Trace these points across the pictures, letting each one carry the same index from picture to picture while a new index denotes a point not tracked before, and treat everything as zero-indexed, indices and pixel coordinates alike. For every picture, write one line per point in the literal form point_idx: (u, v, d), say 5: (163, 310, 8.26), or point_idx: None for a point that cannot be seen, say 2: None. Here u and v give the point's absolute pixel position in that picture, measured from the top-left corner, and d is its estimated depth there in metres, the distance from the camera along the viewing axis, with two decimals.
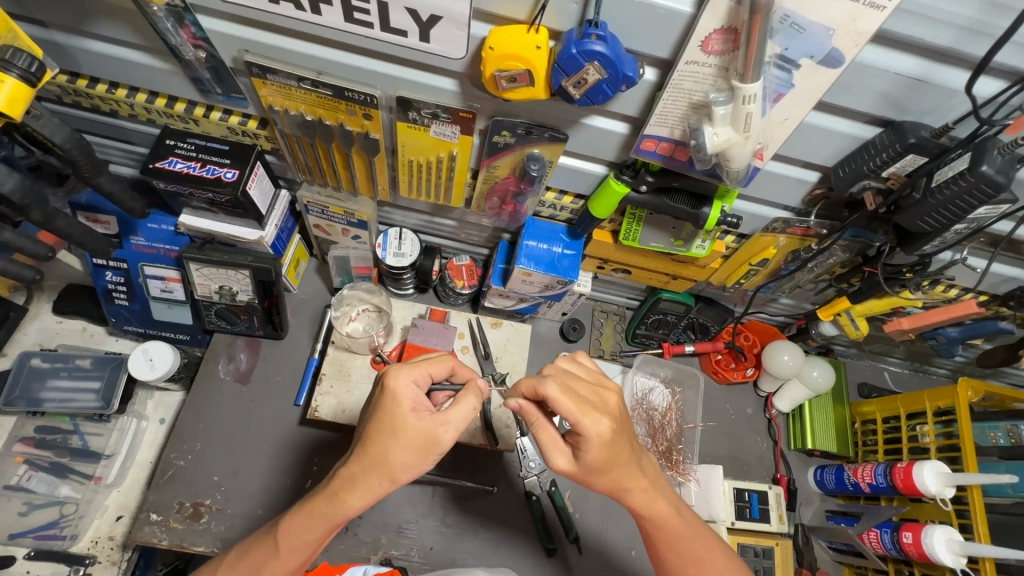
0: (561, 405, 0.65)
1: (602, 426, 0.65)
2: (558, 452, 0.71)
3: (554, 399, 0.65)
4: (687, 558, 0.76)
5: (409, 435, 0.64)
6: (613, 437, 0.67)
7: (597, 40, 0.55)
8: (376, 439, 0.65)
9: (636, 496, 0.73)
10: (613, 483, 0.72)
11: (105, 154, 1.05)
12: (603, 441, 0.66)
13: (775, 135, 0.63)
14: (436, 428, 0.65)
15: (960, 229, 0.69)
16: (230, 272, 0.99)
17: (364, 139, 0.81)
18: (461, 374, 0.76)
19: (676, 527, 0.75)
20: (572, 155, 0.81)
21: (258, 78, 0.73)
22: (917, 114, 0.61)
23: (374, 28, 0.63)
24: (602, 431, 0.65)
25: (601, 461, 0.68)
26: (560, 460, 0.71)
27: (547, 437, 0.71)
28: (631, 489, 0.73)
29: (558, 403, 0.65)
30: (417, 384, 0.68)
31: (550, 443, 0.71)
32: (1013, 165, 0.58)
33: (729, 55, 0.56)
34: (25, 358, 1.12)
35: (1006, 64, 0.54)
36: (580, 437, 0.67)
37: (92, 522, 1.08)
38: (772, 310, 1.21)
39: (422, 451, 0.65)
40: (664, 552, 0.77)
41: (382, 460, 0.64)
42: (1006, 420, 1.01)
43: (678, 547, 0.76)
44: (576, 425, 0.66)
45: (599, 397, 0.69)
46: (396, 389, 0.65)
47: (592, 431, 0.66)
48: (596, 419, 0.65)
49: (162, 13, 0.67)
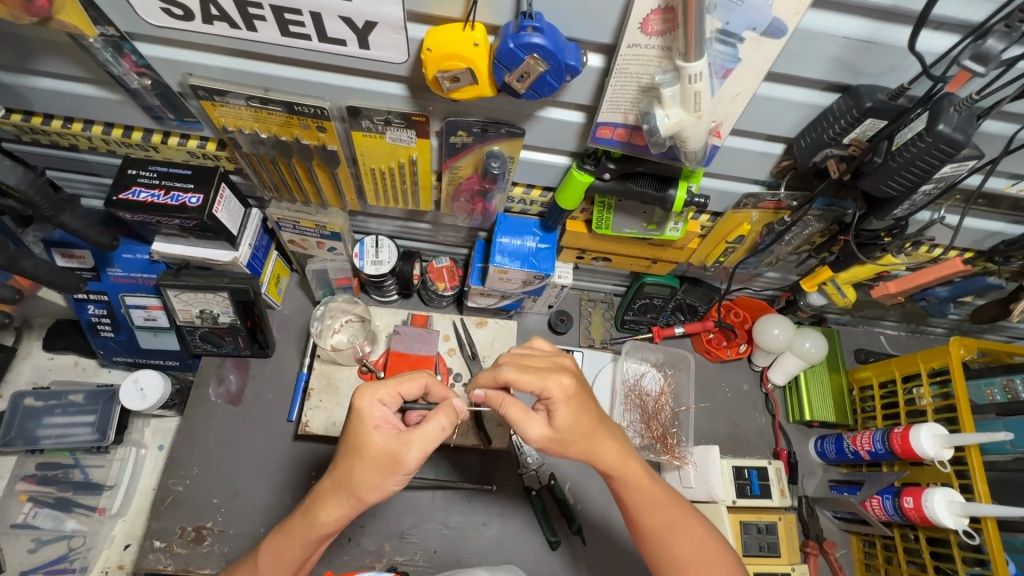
0: (522, 378, 0.71)
1: (564, 383, 0.70)
2: (531, 422, 0.72)
3: (513, 377, 0.71)
4: (664, 523, 0.75)
5: (371, 453, 0.65)
6: (577, 394, 0.71)
7: (533, 32, 0.54)
8: (343, 456, 0.66)
9: (610, 457, 0.73)
10: (584, 448, 0.72)
11: (74, 189, 1.05)
12: (568, 401, 0.71)
13: (729, 112, 0.61)
14: (400, 447, 0.65)
15: (929, 189, 0.68)
16: (208, 296, 0.99)
17: (323, 151, 0.80)
18: (436, 391, 0.76)
19: (650, 489, 0.75)
20: (532, 148, 0.79)
21: (208, 101, 0.72)
22: (873, 77, 0.59)
23: (312, 40, 0.62)
24: (565, 389, 0.70)
25: (573, 423, 0.71)
26: (534, 429, 0.72)
27: (517, 412, 0.72)
28: (601, 449, 0.73)
29: (516, 378, 0.70)
30: (384, 404, 0.69)
31: (519, 416, 0.72)
32: (970, 121, 0.57)
33: (670, 35, 0.55)
34: (19, 398, 1.13)
35: (955, 17, 0.52)
36: (548, 400, 0.71)
37: (101, 553, 1.09)
38: (758, 284, 1.20)
39: (388, 470, 0.65)
40: (641, 519, 0.75)
41: (350, 479, 0.65)
42: (1002, 375, 1.00)
43: (653, 512, 0.75)
44: (542, 391, 0.71)
45: (555, 364, 0.74)
46: (361, 409, 0.67)
47: (556, 392, 0.70)
48: (557, 379, 0.70)
49: (99, 44, 0.66)
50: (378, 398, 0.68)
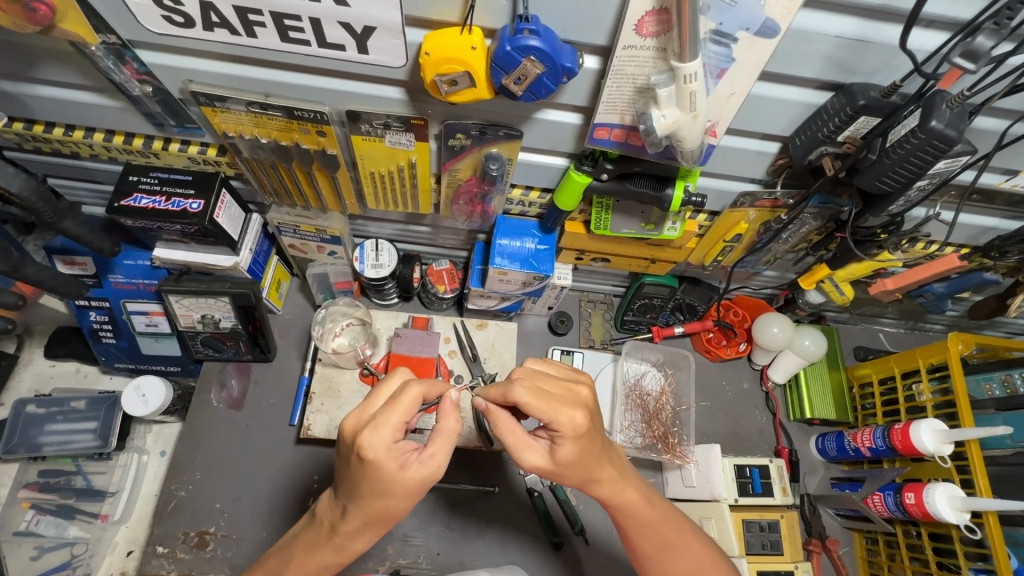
0: (533, 409, 0.65)
1: (577, 420, 0.64)
2: (529, 451, 0.69)
3: (524, 402, 0.65)
4: (657, 546, 0.76)
5: (401, 488, 0.62)
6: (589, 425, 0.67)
7: (530, 35, 0.54)
8: (368, 497, 0.64)
9: (605, 487, 0.73)
10: (583, 477, 0.71)
11: (75, 196, 1.06)
12: (576, 435, 0.66)
13: (725, 110, 0.62)
14: (429, 473, 0.63)
15: (924, 185, 0.69)
16: (210, 301, 0.99)
17: (322, 156, 0.81)
18: (433, 391, 0.70)
19: (648, 516, 0.75)
20: (530, 150, 0.80)
21: (208, 107, 0.73)
22: (865, 75, 0.60)
23: (312, 45, 0.63)
24: (577, 426, 0.65)
25: (577, 455, 0.68)
26: (531, 458, 0.69)
27: (514, 439, 0.68)
28: (598, 481, 0.72)
29: (527, 407, 0.64)
30: (391, 435, 0.62)
31: (518, 444, 0.68)
32: (963, 117, 0.58)
33: (665, 36, 0.56)
34: (21, 405, 1.13)
35: (945, 15, 0.53)
36: (553, 432, 0.67)
37: (103, 560, 1.09)
38: (756, 283, 1.21)
39: (418, 491, 0.64)
40: (634, 537, 0.76)
41: (379, 511, 0.65)
42: (1000, 370, 1.00)
43: (644, 535, 0.76)
44: (552, 423, 0.66)
45: (572, 396, 0.68)
46: (374, 454, 0.61)
47: (566, 425, 0.65)
48: (571, 414, 0.65)
49: (101, 51, 0.67)
50: (389, 439, 0.62)
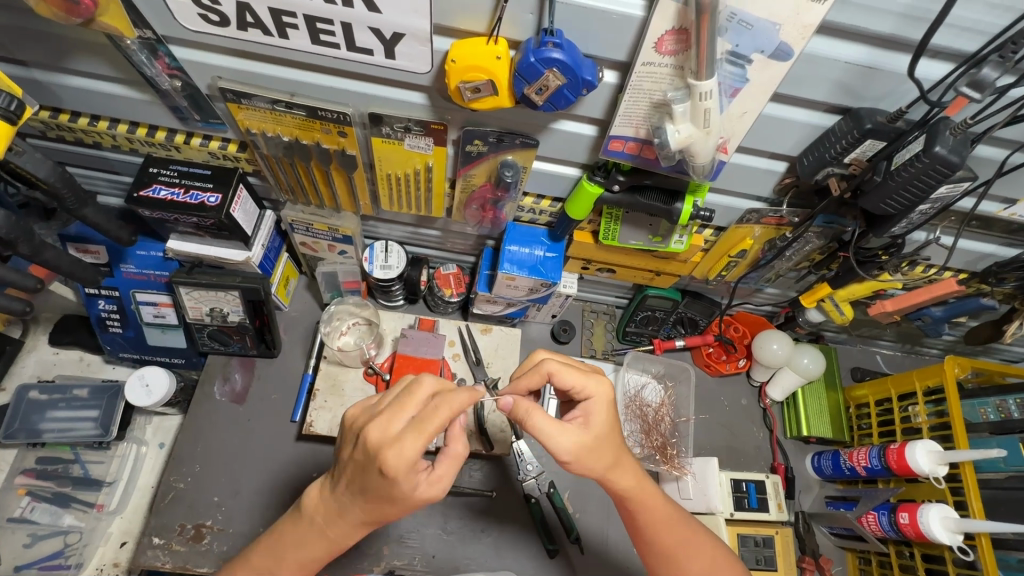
0: (564, 375, 0.73)
1: (604, 384, 0.72)
2: (565, 433, 0.69)
3: (557, 369, 0.73)
4: (676, 540, 0.77)
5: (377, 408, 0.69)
6: (613, 404, 0.73)
7: (554, 48, 0.57)
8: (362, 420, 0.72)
9: (629, 478, 0.74)
10: (614, 457, 0.72)
11: (92, 186, 1.08)
12: (606, 406, 0.72)
13: (737, 129, 0.64)
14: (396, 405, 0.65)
15: (925, 209, 0.71)
16: (219, 294, 1.01)
17: (341, 156, 0.83)
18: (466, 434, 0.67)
19: (662, 509, 0.77)
20: (544, 159, 0.82)
21: (234, 103, 0.75)
22: (872, 100, 0.63)
23: (341, 49, 0.65)
24: (605, 390, 0.72)
25: (607, 429, 0.71)
26: (568, 438, 0.69)
27: (548, 422, 0.68)
28: (623, 470, 0.73)
29: (560, 371, 0.72)
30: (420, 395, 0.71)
31: (549, 427, 0.68)
32: (965, 144, 0.60)
33: (683, 54, 0.58)
34: (24, 391, 1.13)
35: (950, 47, 0.56)
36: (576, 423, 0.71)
37: (96, 550, 1.08)
38: (757, 300, 1.23)
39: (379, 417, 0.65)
40: (652, 533, 0.77)
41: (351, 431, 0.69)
42: (995, 395, 1.02)
43: (665, 529, 0.77)
44: (580, 391, 0.72)
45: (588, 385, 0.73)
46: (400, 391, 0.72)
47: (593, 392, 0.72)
48: (598, 379, 0.73)
49: (135, 46, 0.69)
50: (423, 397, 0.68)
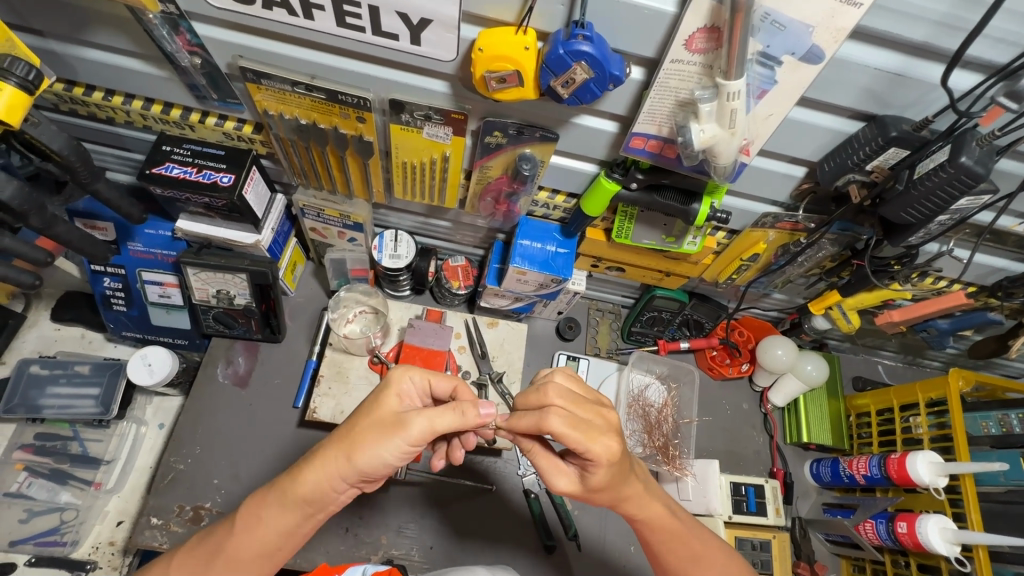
0: (571, 415, 0.65)
1: (612, 449, 0.62)
2: (560, 475, 0.70)
3: (563, 407, 0.65)
4: (687, 557, 0.76)
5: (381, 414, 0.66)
6: (625, 446, 0.66)
7: (583, 40, 0.56)
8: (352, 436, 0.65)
9: (633, 509, 0.73)
10: (615, 499, 0.71)
11: (101, 162, 1.07)
12: (614, 453, 0.64)
13: (761, 130, 0.64)
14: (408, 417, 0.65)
15: (944, 220, 0.72)
16: (227, 277, 1.00)
17: (358, 142, 0.82)
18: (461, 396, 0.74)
19: (673, 524, 0.76)
20: (563, 154, 0.82)
21: (253, 83, 0.74)
22: (897, 109, 0.63)
23: (366, 32, 0.65)
24: (611, 454, 0.63)
25: (612, 474, 0.67)
26: (563, 482, 0.70)
27: (546, 463, 0.71)
28: (628, 509, 0.73)
29: (560, 432, 0.62)
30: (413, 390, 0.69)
31: (548, 468, 0.70)
32: (990, 156, 0.61)
33: (713, 53, 0.58)
34: (25, 365, 1.12)
35: (982, 58, 0.56)
36: (585, 461, 0.65)
37: (92, 528, 1.08)
38: (764, 306, 1.23)
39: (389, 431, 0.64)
40: (664, 552, 0.77)
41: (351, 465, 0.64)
42: (998, 409, 1.02)
43: (678, 548, 0.76)
44: (585, 451, 0.63)
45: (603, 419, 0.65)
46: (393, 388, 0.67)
47: (600, 455, 0.63)
48: (606, 442, 0.62)
49: (157, 20, 0.69)
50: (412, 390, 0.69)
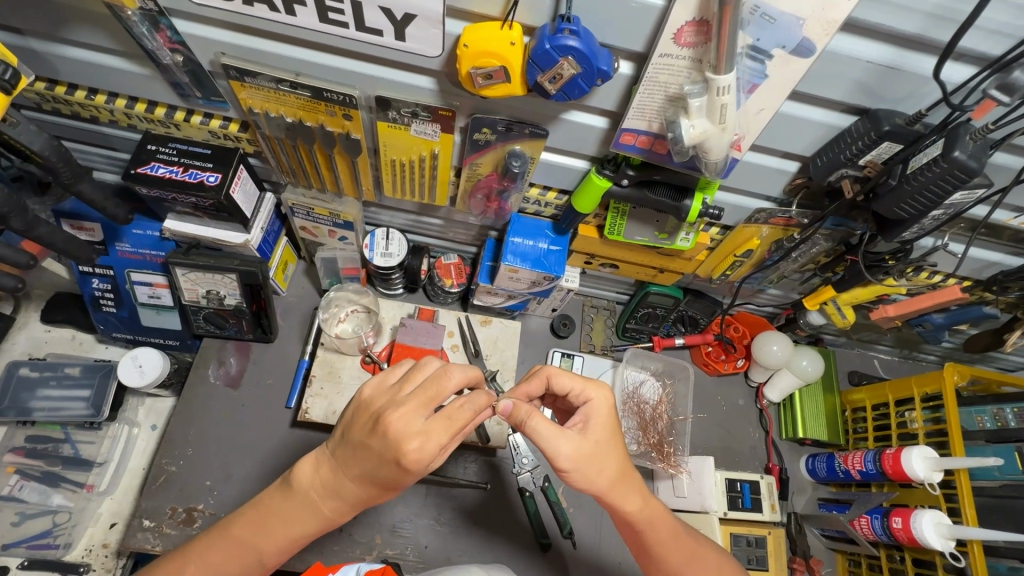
0: (564, 378, 0.73)
1: (606, 393, 0.71)
2: (564, 439, 0.67)
3: (556, 372, 0.74)
4: (684, 554, 0.76)
5: None
6: (613, 411, 0.72)
7: (570, 36, 0.55)
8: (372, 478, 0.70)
9: (632, 495, 0.72)
10: (616, 471, 0.70)
11: (87, 161, 1.06)
12: (605, 412, 0.71)
13: (752, 126, 0.63)
14: None
15: (938, 215, 0.71)
16: (217, 277, 0.99)
17: (345, 140, 0.81)
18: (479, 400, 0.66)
19: (666, 520, 0.76)
20: (552, 150, 0.81)
21: (237, 81, 0.73)
22: (892, 102, 0.62)
23: (350, 28, 0.63)
24: (606, 399, 0.71)
25: (607, 438, 0.70)
26: (566, 446, 0.67)
27: (548, 426, 0.67)
28: (628, 487, 0.71)
29: (560, 373, 0.73)
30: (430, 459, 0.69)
31: (549, 431, 0.67)
32: (984, 150, 0.60)
33: (702, 47, 0.57)
34: (14, 368, 1.12)
35: (976, 50, 0.55)
36: (585, 413, 0.71)
37: (85, 530, 1.07)
38: (760, 301, 1.22)
39: None
40: (659, 551, 0.75)
41: None
42: (993, 403, 1.02)
43: (674, 545, 0.76)
44: (581, 395, 0.72)
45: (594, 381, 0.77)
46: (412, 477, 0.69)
47: (595, 399, 0.71)
48: (600, 387, 0.72)
49: (136, 17, 0.67)
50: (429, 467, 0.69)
